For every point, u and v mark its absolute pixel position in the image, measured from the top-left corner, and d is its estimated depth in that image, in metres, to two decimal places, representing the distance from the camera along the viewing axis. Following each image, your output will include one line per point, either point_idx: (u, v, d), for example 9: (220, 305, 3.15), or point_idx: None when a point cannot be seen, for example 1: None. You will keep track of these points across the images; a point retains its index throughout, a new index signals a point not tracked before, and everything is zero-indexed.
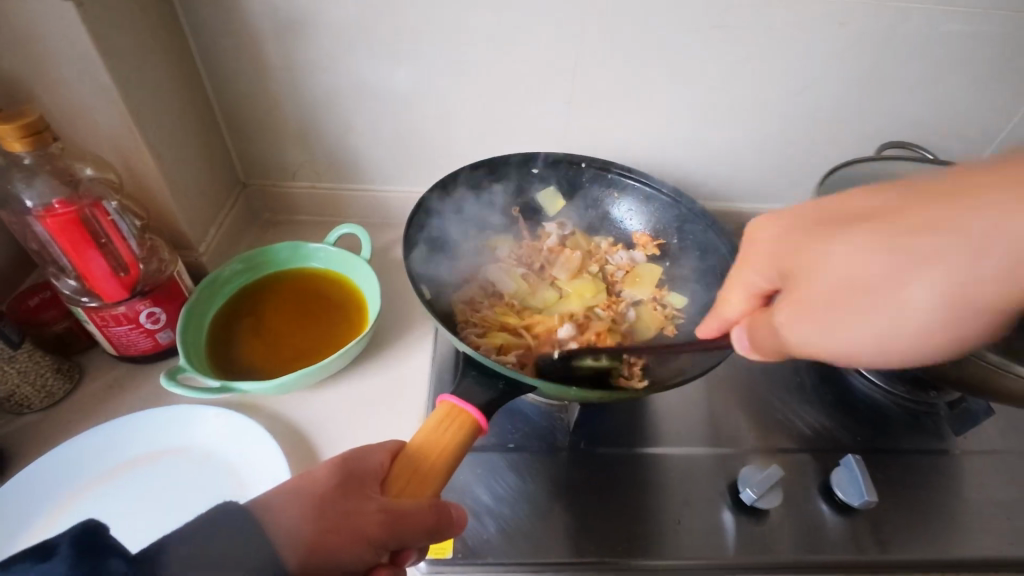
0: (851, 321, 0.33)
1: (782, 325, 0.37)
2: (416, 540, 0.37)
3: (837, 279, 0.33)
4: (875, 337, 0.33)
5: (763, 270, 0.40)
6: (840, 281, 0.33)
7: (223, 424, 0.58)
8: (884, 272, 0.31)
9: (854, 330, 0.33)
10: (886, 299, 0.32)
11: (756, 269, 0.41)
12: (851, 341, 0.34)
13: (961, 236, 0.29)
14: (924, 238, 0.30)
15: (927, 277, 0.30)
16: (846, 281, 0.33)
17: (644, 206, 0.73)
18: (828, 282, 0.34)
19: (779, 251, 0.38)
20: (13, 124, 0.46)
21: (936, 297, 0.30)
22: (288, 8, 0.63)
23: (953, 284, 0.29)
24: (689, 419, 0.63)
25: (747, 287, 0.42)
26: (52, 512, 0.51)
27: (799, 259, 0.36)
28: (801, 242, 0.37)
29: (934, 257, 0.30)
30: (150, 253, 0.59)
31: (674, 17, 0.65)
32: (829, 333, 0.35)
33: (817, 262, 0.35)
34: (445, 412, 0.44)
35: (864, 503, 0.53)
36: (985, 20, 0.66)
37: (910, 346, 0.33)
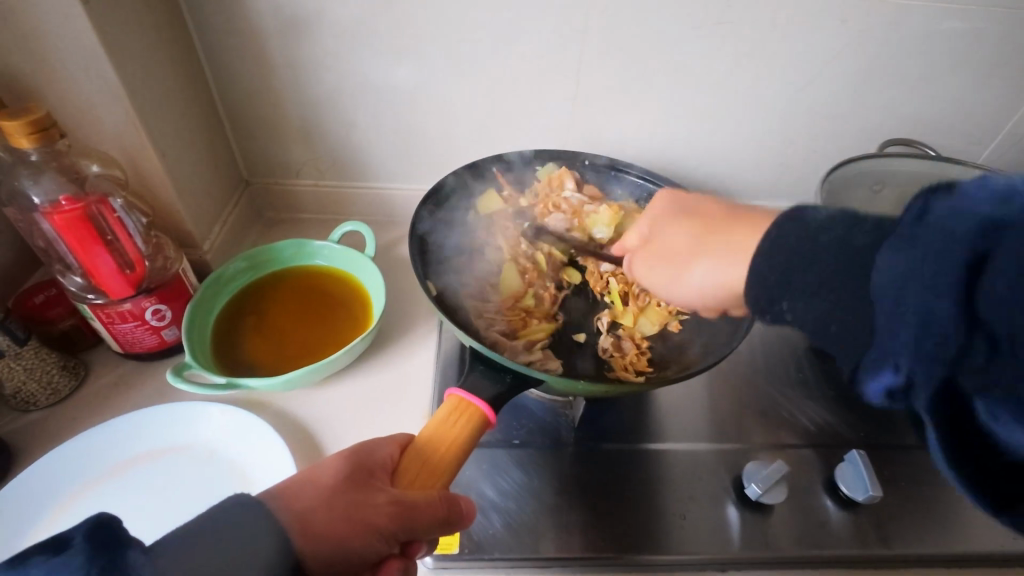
0: (672, 270, 0.48)
1: (636, 266, 0.52)
2: (426, 532, 0.38)
3: (671, 254, 0.48)
4: (684, 287, 0.47)
5: (647, 222, 0.53)
6: (672, 247, 0.48)
7: (228, 420, 0.58)
8: (696, 250, 0.46)
9: (670, 279, 0.48)
10: (687, 269, 0.46)
11: (646, 221, 0.53)
12: (665, 287, 0.48)
13: (711, 256, 0.44)
14: (725, 243, 0.44)
15: (708, 263, 0.44)
16: (687, 250, 0.47)
17: (647, 203, 0.74)
18: (675, 243, 0.48)
19: (662, 215, 0.51)
20: (20, 121, 0.46)
21: (703, 282, 0.45)
22: (291, 6, 0.63)
23: (715, 276, 0.44)
24: (693, 415, 0.63)
25: (636, 232, 0.54)
26: (59, 509, 0.52)
27: (670, 227, 0.49)
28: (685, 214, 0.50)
29: (717, 257, 0.44)
30: (155, 250, 0.59)
31: (674, 15, 0.65)
32: (655, 275, 0.49)
33: (668, 236, 0.49)
34: (453, 406, 0.45)
35: (868, 498, 0.53)
36: (984, 17, 0.66)
37: (687, 297, 0.47)
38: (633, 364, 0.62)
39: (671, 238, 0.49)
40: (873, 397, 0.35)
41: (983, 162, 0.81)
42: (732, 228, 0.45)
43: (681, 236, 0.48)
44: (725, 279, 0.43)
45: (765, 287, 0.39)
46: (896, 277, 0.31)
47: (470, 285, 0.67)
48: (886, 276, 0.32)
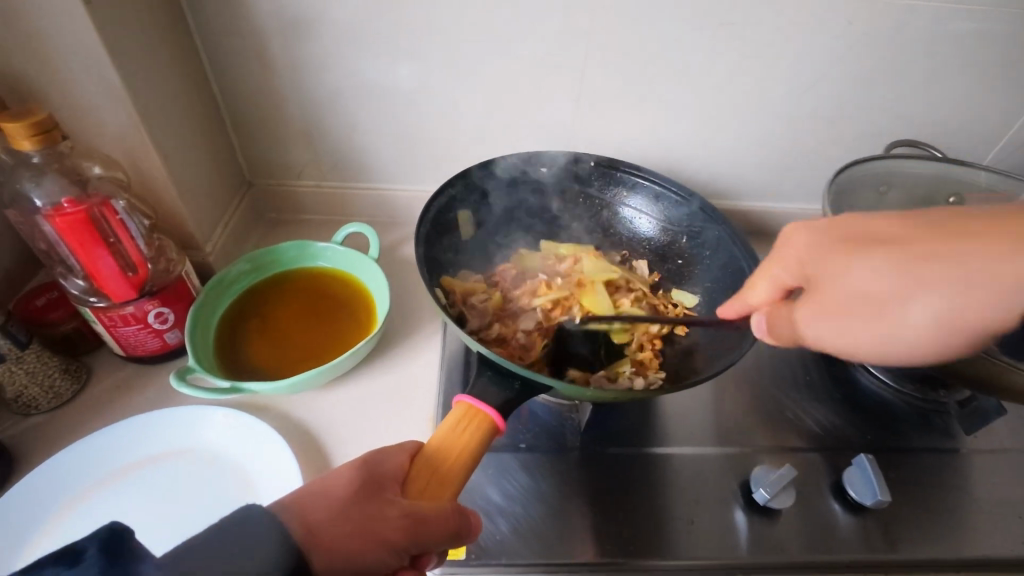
0: (879, 322, 0.37)
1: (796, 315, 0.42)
2: (436, 544, 0.37)
3: (844, 296, 0.38)
4: (861, 341, 0.39)
5: (795, 267, 0.43)
6: (863, 289, 0.37)
7: (231, 423, 0.57)
8: (919, 283, 0.35)
9: (867, 331, 0.38)
10: (899, 310, 0.36)
11: (787, 259, 0.44)
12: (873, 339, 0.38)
13: (867, 277, 0.37)
14: (869, 269, 0.37)
15: (936, 298, 0.35)
16: (870, 293, 0.37)
17: (654, 206, 0.73)
18: (856, 288, 0.38)
19: (800, 253, 0.42)
20: (22, 122, 0.45)
21: (935, 316, 0.35)
22: (293, 7, 0.63)
23: (952, 305, 0.34)
24: (699, 418, 0.63)
25: (771, 273, 0.45)
26: (62, 517, 0.51)
27: (833, 264, 0.39)
28: (842, 237, 0.40)
29: (931, 295, 0.35)
30: (157, 252, 0.59)
31: (680, 16, 0.65)
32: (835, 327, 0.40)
33: (837, 278, 0.39)
34: (462, 413, 0.45)
35: (876, 503, 0.53)
36: (992, 18, 0.66)
37: (890, 350, 0.39)
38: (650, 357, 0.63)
39: (845, 278, 0.38)
40: None
41: (988, 164, 0.81)
42: (952, 232, 0.35)
43: (861, 271, 0.37)
44: (974, 315, 0.34)
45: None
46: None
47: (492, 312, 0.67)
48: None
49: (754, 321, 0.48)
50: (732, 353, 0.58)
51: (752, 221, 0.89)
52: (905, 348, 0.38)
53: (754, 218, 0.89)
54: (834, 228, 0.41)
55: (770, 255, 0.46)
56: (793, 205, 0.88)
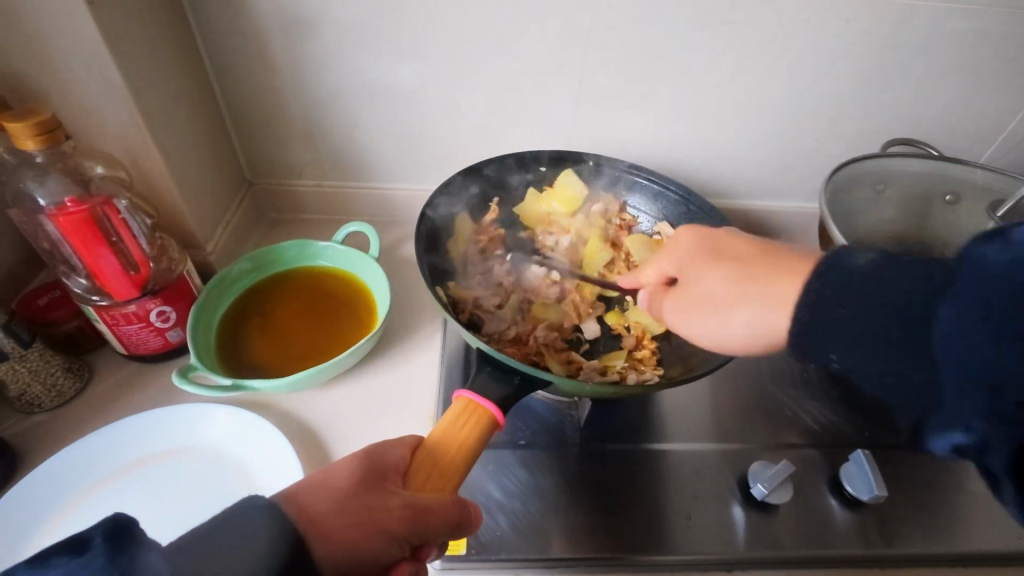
0: (714, 313, 0.49)
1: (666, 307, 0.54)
2: (437, 536, 0.38)
3: (709, 289, 0.50)
4: (703, 327, 0.50)
5: (674, 261, 0.57)
6: (708, 289, 0.50)
7: (232, 421, 0.58)
8: (743, 287, 0.47)
9: (706, 324, 0.49)
10: (726, 313, 0.48)
11: (670, 259, 0.57)
12: (698, 329, 0.50)
13: (733, 274, 0.49)
14: (758, 288, 0.46)
15: (752, 309, 0.46)
16: (716, 291, 0.49)
17: (652, 205, 0.74)
18: (714, 288, 0.50)
19: (686, 253, 0.56)
20: (26, 122, 0.46)
21: (749, 321, 0.46)
22: (294, 7, 0.63)
23: (763, 316, 0.45)
24: (698, 415, 0.64)
25: (663, 266, 0.58)
26: (65, 513, 0.51)
27: (697, 271, 0.53)
28: (717, 249, 0.53)
29: (749, 304, 0.46)
30: (160, 252, 0.59)
31: (678, 16, 0.65)
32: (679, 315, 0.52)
33: (701, 279, 0.51)
34: (462, 407, 0.45)
35: (873, 498, 0.54)
36: (987, 18, 0.66)
37: (719, 341, 0.49)
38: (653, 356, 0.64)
39: (705, 277, 0.51)
40: (941, 451, 0.36)
41: (985, 162, 0.81)
42: (773, 263, 0.48)
43: (712, 280, 0.50)
44: (771, 324, 0.45)
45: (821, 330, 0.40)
46: (971, 346, 0.32)
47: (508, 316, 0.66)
48: (965, 348, 0.33)
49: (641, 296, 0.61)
50: (729, 349, 0.59)
51: (750, 220, 0.90)
52: (727, 342, 0.48)
53: (753, 216, 0.89)
54: (715, 243, 0.54)
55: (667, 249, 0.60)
56: (790, 204, 0.88)
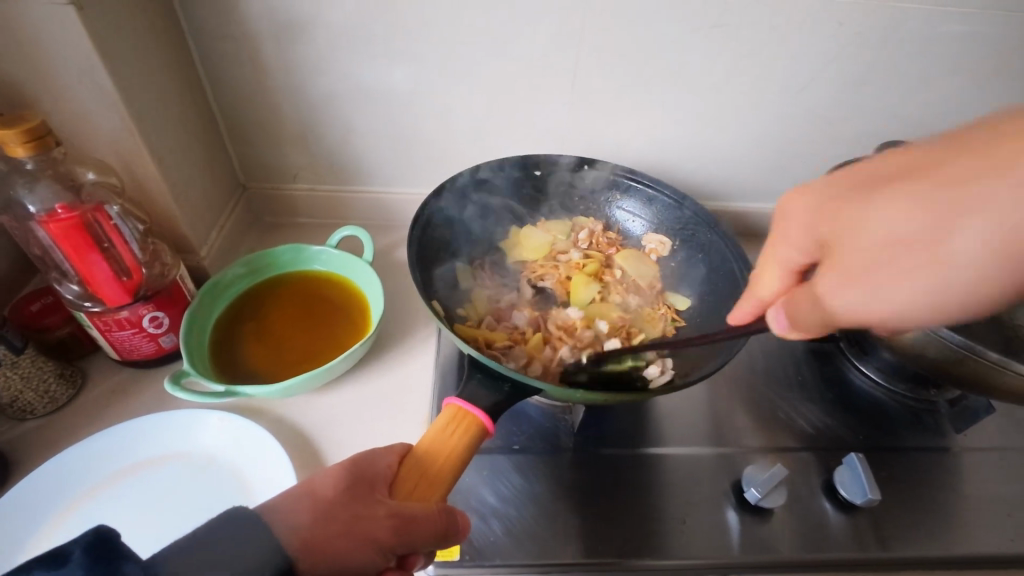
0: (900, 268, 0.32)
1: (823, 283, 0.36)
2: (425, 545, 0.38)
3: (878, 237, 0.32)
4: (896, 299, 0.32)
5: (808, 227, 0.39)
6: (894, 236, 0.32)
7: (226, 427, 0.58)
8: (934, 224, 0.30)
9: (904, 286, 0.32)
10: (890, 280, 0.32)
11: (793, 231, 0.40)
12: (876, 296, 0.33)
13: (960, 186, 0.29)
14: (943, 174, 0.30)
15: (980, 221, 0.28)
16: (889, 239, 0.32)
17: (646, 208, 0.74)
18: (880, 235, 0.32)
19: (810, 221, 0.38)
20: (15, 129, 0.45)
21: (982, 246, 0.28)
22: (286, 10, 0.63)
23: (1011, 224, 0.27)
24: (692, 419, 0.64)
25: (784, 241, 0.41)
26: (56, 521, 0.51)
27: (854, 206, 0.34)
28: (903, 168, 0.34)
29: (932, 266, 0.30)
30: (153, 257, 0.59)
31: (671, 18, 0.65)
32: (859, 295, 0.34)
33: (872, 216, 0.33)
34: (452, 415, 0.45)
35: (867, 502, 0.54)
36: (981, 20, 0.66)
37: (930, 307, 0.31)
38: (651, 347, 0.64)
39: (863, 221, 0.33)
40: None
41: None
42: (985, 149, 0.29)
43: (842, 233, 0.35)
44: (961, 251, 0.29)
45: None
46: None
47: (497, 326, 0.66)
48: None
49: (770, 317, 0.43)
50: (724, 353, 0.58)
51: (745, 222, 0.90)
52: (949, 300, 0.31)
53: (748, 219, 0.89)
54: (840, 186, 0.37)
55: (776, 227, 0.43)
56: None
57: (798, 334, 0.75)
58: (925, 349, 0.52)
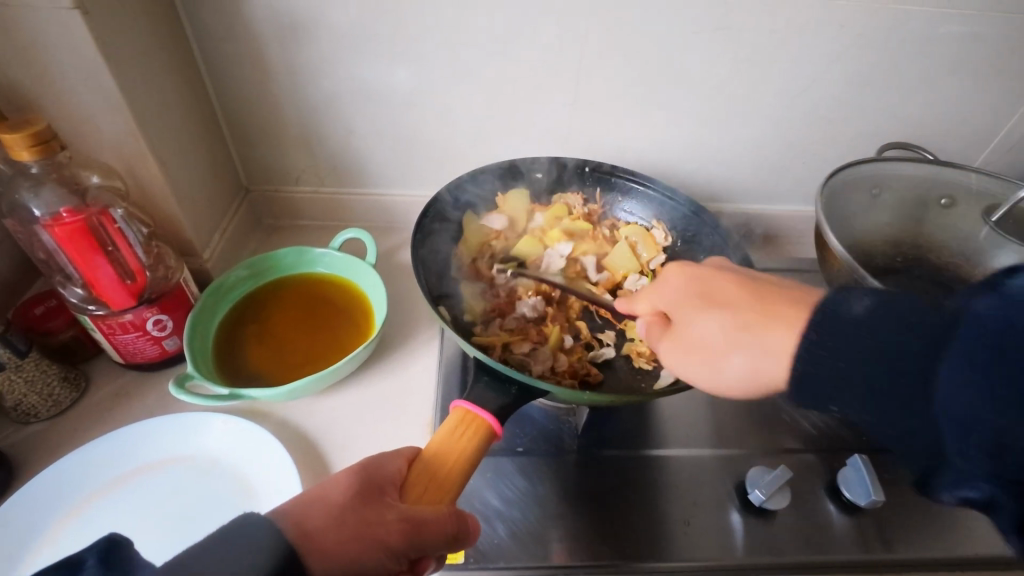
0: (710, 359, 0.46)
1: (662, 347, 0.50)
2: (435, 548, 0.38)
3: (697, 329, 0.48)
4: (686, 370, 0.48)
5: (657, 299, 0.53)
6: (699, 337, 0.47)
7: (230, 430, 0.58)
8: (737, 333, 0.45)
9: (695, 367, 0.47)
10: (722, 361, 0.45)
11: (661, 292, 0.53)
12: (675, 361, 0.49)
13: (777, 327, 0.43)
14: (769, 320, 0.44)
15: (739, 354, 0.44)
16: (709, 338, 0.46)
17: (648, 209, 0.74)
18: (704, 331, 0.47)
19: (672, 293, 0.52)
20: (21, 133, 0.46)
21: (746, 370, 0.44)
22: (289, 13, 0.63)
23: (761, 360, 0.43)
24: (696, 420, 0.64)
25: (650, 303, 0.55)
26: (62, 524, 0.51)
27: (684, 312, 0.50)
28: (726, 288, 0.49)
29: (746, 351, 0.44)
30: (156, 260, 0.59)
31: (673, 21, 0.66)
32: (682, 355, 0.48)
33: (694, 322, 0.48)
34: (459, 418, 0.45)
35: (871, 503, 0.54)
36: (981, 22, 0.67)
37: (727, 387, 0.46)
38: (649, 348, 0.64)
39: (698, 320, 0.48)
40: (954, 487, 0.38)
41: (979, 164, 0.82)
42: (773, 307, 0.45)
43: (715, 322, 0.46)
44: (751, 366, 0.44)
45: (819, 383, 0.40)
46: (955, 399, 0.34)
47: (504, 324, 0.65)
48: (966, 402, 0.33)
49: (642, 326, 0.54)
50: None
51: (747, 224, 0.90)
52: (721, 386, 0.46)
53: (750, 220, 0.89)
54: (705, 279, 0.50)
55: (648, 287, 0.56)
56: (787, 207, 0.88)
57: None
58: None
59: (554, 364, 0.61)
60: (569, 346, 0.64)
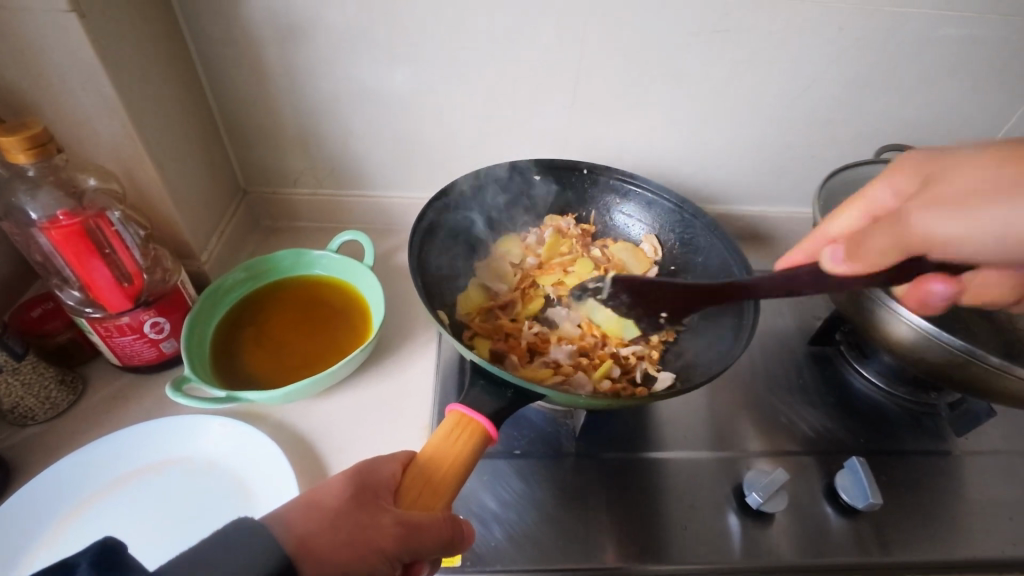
0: (977, 207, 0.39)
1: (908, 216, 0.42)
2: (430, 552, 0.38)
3: (958, 189, 0.42)
4: (963, 239, 0.40)
5: (889, 184, 0.49)
6: (973, 188, 0.41)
7: (228, 433, 0.58)
8: (981, 202, 0.39)
9: (962, 219, 0.40)
10: (981, 211, 0.39)
11: (885, 185, 0.49)
12: (952, 227, 0.40)
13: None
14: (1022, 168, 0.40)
15: (997, 206, 0.39)
16: (972, 191, 0.41)
17: (645, 212, 0.74)
18: (961, 189, 0.41)
19: (923, 170, 0.47)
20: (17, 136, 0.45)
21: (1006, 227, 0.38)
22: (288, 16, 0.63)
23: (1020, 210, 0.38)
24: (693, 423, 0.64)
25: (886, 183, 0.49)
26: (58, 527, 0.51)
27: (952, 172, 0.43)
28: (940, 164, 0.45)
29: (1011, 203, 0.38)
30: (153, 262, 0.59)
31: (672, 23, 0.65)
32: (942, 223, 0.41)
33: (957, 179, 0.43)
34: (455, 421, 0.45)
35: (868, 506, 0.54)
36: (978, 24, 0.66)
37: (977, 245, 0.40)
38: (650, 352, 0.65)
39: (953, 181, 0.43)
40: None
41: None
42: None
43: (965, 184, 0.42)
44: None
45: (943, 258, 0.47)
46: None
47: (533, 365, 0.63)
48: None
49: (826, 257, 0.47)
50: (723, 358, 0.59)
51: (745, 226, 0.90)
52: (1010, 255, 0.39)
53: (748, 222, 0.89)
54: (938, 154, 0.47)
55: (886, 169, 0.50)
56: (786, 209, 0.88)
57: (798, 337, 0.75)
58: (925, 353, 0.52)
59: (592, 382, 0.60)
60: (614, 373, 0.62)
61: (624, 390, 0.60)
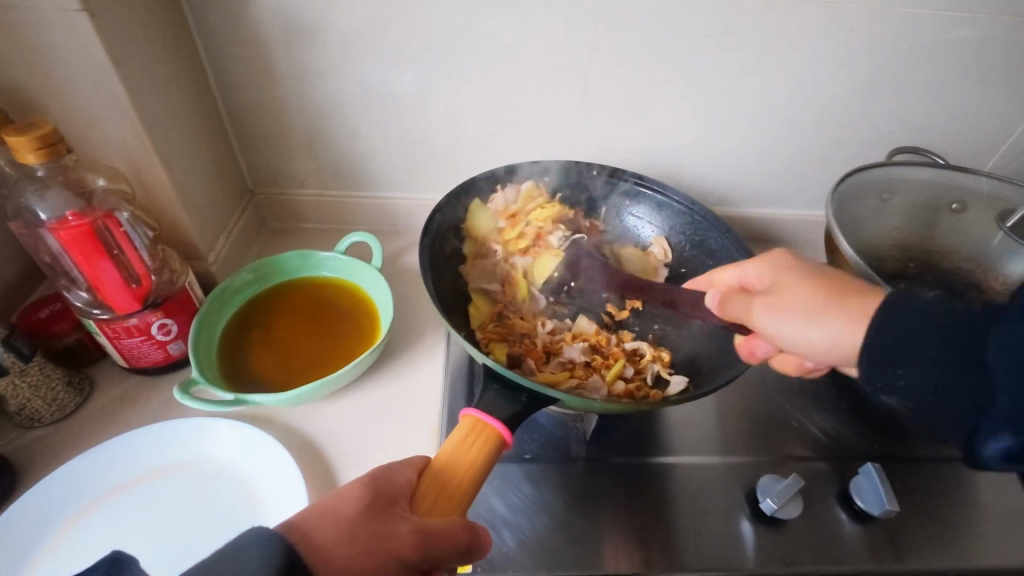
0: (802, 326, 0.46)
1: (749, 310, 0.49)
2: (446, 561, 0.37)
3: (799, 298, 0.47)
4: (779, 339, 0.48)
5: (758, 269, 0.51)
6: (793, 298, 0.47)
7: (236, 437, 0.57)
8: (814, 316, 0.46)
9: (789, 331, 0.47)
10: (807, 334, 0.46)
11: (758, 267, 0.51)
12: (784, 336, 0.47)
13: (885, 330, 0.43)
14: (870, 324, 0.44)
15: (822, 330, 0.45)
16: (802, 307, 0.46)
17: (657, 215, 0.74)
18: (798, 297, 0.47)
19: (780, 273, 0.49)
20: (27, 136, 0.45)
21: (827, 347, 0.45)
22: (297, 16, 0.63)
23: (839, 341, 0.45)
24: (705, 428, 0.63)
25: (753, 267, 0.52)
26: (63, 531, 0.50)
27: (790, 288, 0.48)
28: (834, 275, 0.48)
29: (833, 331, 0.45)
30: (161, 263, 0.58)
31: (682, 24, 0.65)
32: (778, 332, 0.47)
33: (793, 291, 0.48)
34: (469, 427, 0.45)
35: (884, 512, 0.53)
36: (991, 25, 0.66)
37: (789, 348, 0.48)
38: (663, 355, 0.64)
39: (801, 298, 0.47)
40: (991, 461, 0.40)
41: (989, 169, 0.81)
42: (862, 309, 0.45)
43: (803, 295, 0.47)
44: (842, 344, 0.45)
45: (883, 350, 0.42)
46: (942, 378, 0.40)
47: (549, 366, 0.62)
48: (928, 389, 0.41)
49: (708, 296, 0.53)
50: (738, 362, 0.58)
51: (755, 228, 0.89)
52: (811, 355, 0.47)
53: (757, 224, 0.88)
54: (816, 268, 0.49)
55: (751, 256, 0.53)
56: (795, 211, 0.88)
57: None
58: None
59: (604, 386, 0.59)
60: (624, 373, 0.62)
61: (639, 391, 0.60)
